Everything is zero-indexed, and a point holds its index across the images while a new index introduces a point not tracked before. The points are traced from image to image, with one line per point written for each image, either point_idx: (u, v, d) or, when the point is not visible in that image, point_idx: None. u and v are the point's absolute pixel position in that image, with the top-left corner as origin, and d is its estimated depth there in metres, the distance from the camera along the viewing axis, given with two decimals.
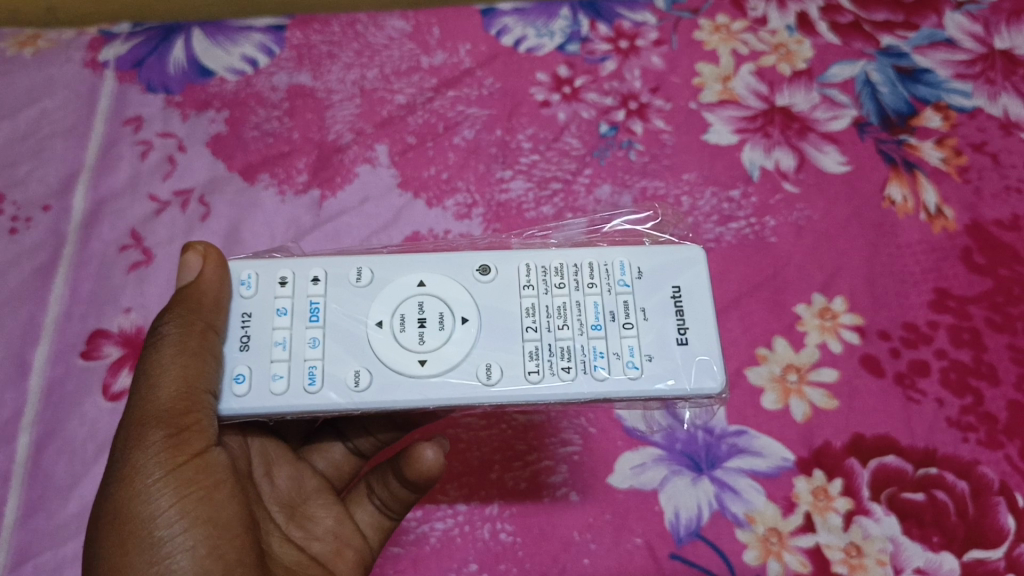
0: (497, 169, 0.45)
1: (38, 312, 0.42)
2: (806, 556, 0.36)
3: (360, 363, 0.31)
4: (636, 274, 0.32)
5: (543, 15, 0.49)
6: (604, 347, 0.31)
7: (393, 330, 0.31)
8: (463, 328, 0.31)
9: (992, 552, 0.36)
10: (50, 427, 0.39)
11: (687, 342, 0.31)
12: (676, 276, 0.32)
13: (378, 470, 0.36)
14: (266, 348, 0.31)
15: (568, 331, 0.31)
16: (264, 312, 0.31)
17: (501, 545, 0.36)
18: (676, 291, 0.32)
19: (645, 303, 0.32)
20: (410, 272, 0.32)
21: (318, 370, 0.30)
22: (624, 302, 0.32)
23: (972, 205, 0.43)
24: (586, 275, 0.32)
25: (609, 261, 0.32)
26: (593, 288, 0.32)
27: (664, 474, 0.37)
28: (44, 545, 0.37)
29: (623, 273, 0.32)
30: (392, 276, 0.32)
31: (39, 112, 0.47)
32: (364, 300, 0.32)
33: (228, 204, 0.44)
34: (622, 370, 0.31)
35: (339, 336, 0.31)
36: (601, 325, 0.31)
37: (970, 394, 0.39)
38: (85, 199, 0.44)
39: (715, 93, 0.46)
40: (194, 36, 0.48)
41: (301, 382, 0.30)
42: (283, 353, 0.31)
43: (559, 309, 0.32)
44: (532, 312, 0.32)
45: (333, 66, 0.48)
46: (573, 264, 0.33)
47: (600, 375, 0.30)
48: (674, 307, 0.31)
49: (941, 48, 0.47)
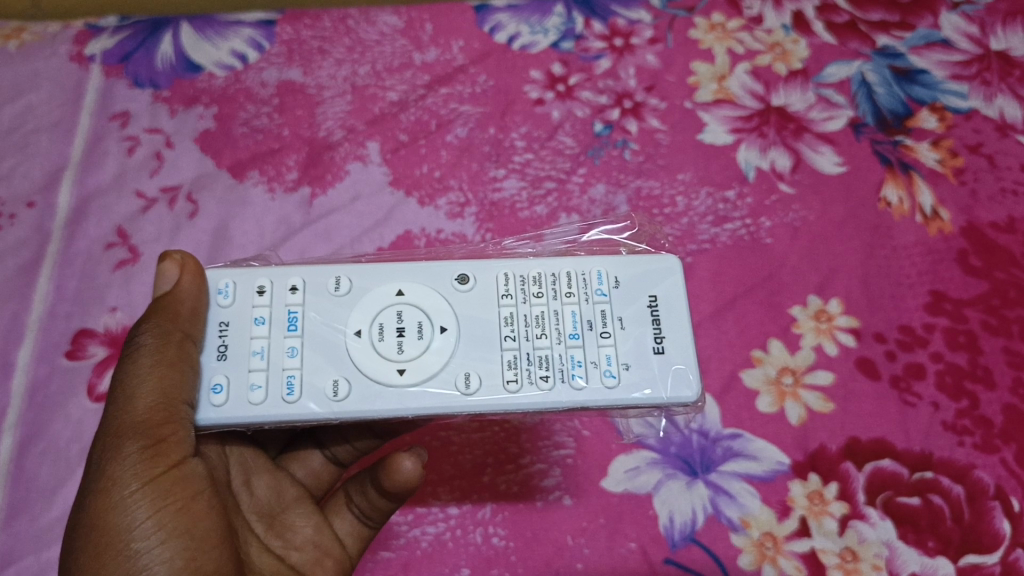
0: (490, 168, 0.44)
1: (22, 311, 0.41)
2: (801, 561, 0.36)
3: (339, 372, 0.30)
4: (614, 283, 0.32)
5: (537, 12, 0.48)
6: (582, 356, 0.30)
7: (371, 339, 0.31)
8: (445, 336, 0.31)
9: (987, 557, 0.35)
10: (33, 428, 0.38)
11: (664, 351, 0.30)
12: (653, 284, 0.32)
13: (357, 478, 0.35)
14: (244, 357, 0.30)
15: (546, 341, 0.31)
16: (242, 321, 0.31)
17: (493, 550, 0.36)
18: (653, 300, 0.31)
19: (622, 311, 0.31)
20: (388, 280, 0.32)
21: (297, 379, 0.30)
22: (601, 310, 0.31)
23: (969, 207, 0.43)
24: (564, 285, 0.32)
25: (587, 270, 0.32)
26: (571, 298, 0.32)
27: (658, 477, 0.37)
28: (27, 550, 0.36)
29: (600, 282, 0.32)
30: (371, 284, 0.32)
31: (23, 107, 0.46)
32: (343, 309, 0.31)
33: (216, 201, 0.43)
34: (600, 378, 0.30)
35: (318, 345, 0.30)
36: (579, 334, 0.31)
37: (966, 397, 0.38)
38: (70, 196, 0.43)
39: (711, 92, 0.46)
40: (182, 30, 0.48)
41: (281, 392, 0.30)
42: (261, 363, 0.30)
43: (537, 318, 0.31)
44: (511, 321, 0.31)
45: (324, 61, 0.47)
46: (552, 273, 0.32)
47: (577, 384, 0.30)
48: (651, 316, 0.31)
49: (936, 48, 0.47)
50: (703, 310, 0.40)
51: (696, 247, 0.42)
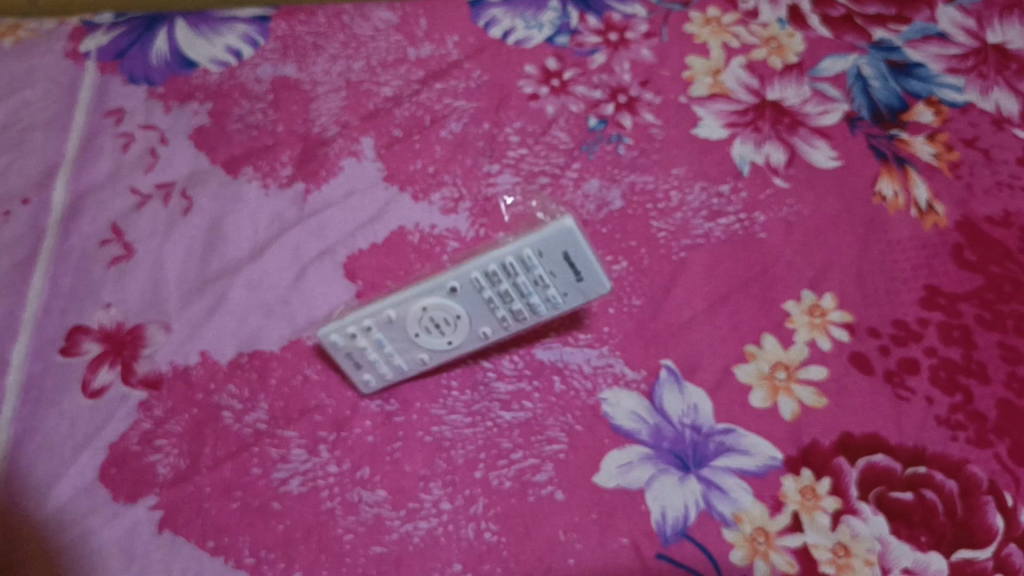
0: (483, 162, 0.44)
1: (16, 308, 0.41)
2: (793, 556, 0.35)
3: (423, 350, 0.37)
4: (536, 255, 0.35)
5: (532, 7, 0.49)
6: (538, 296, 0.36)
7: (430, 332, 0.36)
8: (463, 322, 0.36)
9: (979, 552, 0.35)
10: (28, 424, 0.38)
11: (581, 276, 0.35)
12: (560, 245, 0.34)
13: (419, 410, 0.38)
14: (361, 360, 0.37)
15: (514, 300, 0.36)
16: (347, 342, 0.37)
17: (486, 545, 0.36)
18: (566, 254, 0.34)
19: (544, 268, 0.35)
20: (413, 303, 0.36)
21: (401, 360, 0.37)
22: (540, 274, 0.35)
23: (964, 201, 0.43)
24: (513, 266, 0.35)
25: (518, 247, 0.34)
26: (517, 272, 0.35)
27: (651, 473, 0.37)
28: (20, 546, 0.36)
29: (529, 257, 0.35)
30: (405, 310, 0.36)
31: (19, 103, 0.46)
32: (394, 322, 0.36)
33: (210, 197, 0.43)
34: (550, 308, 0.36)
35: (407, 345, 0.37)
36: (532, 291, 0.36)
37: (960, 392, 0.38)
38: (66, 192, 0.44)
39: (706, 87, 0.46)
40: (177, 27, 0.48)
41: (394, 370, 0.38)
42: (376, 361, 0.37)
43: (505, 291, 0.36)
44: (493, 299, 0.36)
45: (318, 57, 0.47)
46: (502, 260, 0.35)
47: (537, 308, 0.36)
48: (568, 262, 0.35)
49: (933, 42, 0.47)
50: (696, 305, 0.40)
51: (689, 242, 0.42)
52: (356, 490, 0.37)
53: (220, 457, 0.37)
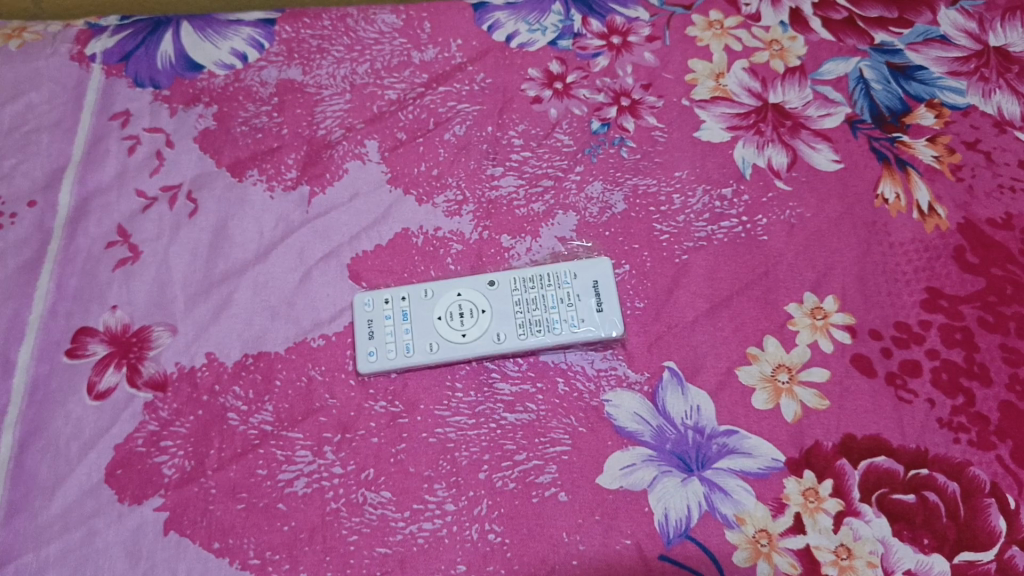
0: (487, 166, 0.44)
1: (22, 309, 0.41)
2: (796, 557, 0.36)
3: (437, 337, 0.39)
4: (573, 276, 0.40)
5: (535, 10, 0.49)
6: (560, 317, 0.39)
7: (450, 323, 0.39)
8: (485, 317, 0.39)
9: (983, 554, 0.35)
10: (33, 426, 0.39)
11: (603, 310, 0.39)
12: (591, 275, 0.40)
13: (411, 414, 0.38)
14: (376, 332, 0.39)
15: (539, 310, 0.40)
16: (377, 309, 0.40)
17: (489, 546, 0.36)
18: (596, 285, 0.40)
19: (575, 288, 0.40)
20: (451, 289, 0.40)
21: (412, 341, 0.39)
22: (566, 293, 0.40)
23: (965, 204, 0.43)
24: (545, 279, 0.40)
25: (554, 269, 0.40)
26: (548, 285, 0.40)
27: (654, 474, 0.37)
28: (26, 547, 0.36)
29: (564, 276, 0.40)
30: (440, 293, 0.40)
31: (25, 105, 0.46)
32: (428, 299, 0.40)
33: (216, 199, 0.43)
34: (567, 329, 0.39)
35: (424, 329, 0.39)
36: (557, 307, 0.40)
37: (962, 394, 0.38)
38: (71, 195, 0.44)
39: (708, 90, 0.46)
40: (183, 30, 0.48)
41: (401, 352, 0.39)
42: (389, 335, 0.39)
43: (531, 301, 0.40)
44: (521, 306, 0.40)
45: (323, 60, 0.47)
46: (544, 271, 0.40)
47: (556, 331, 0.39)
48: (594, 291, 0.40)
49: (934, 45, 0.47)
50: (699, 307, 0.40)
51: (692, 244, 0.42)
52: (361, 491, 0.37)
53: (226, 458, 0.38)
